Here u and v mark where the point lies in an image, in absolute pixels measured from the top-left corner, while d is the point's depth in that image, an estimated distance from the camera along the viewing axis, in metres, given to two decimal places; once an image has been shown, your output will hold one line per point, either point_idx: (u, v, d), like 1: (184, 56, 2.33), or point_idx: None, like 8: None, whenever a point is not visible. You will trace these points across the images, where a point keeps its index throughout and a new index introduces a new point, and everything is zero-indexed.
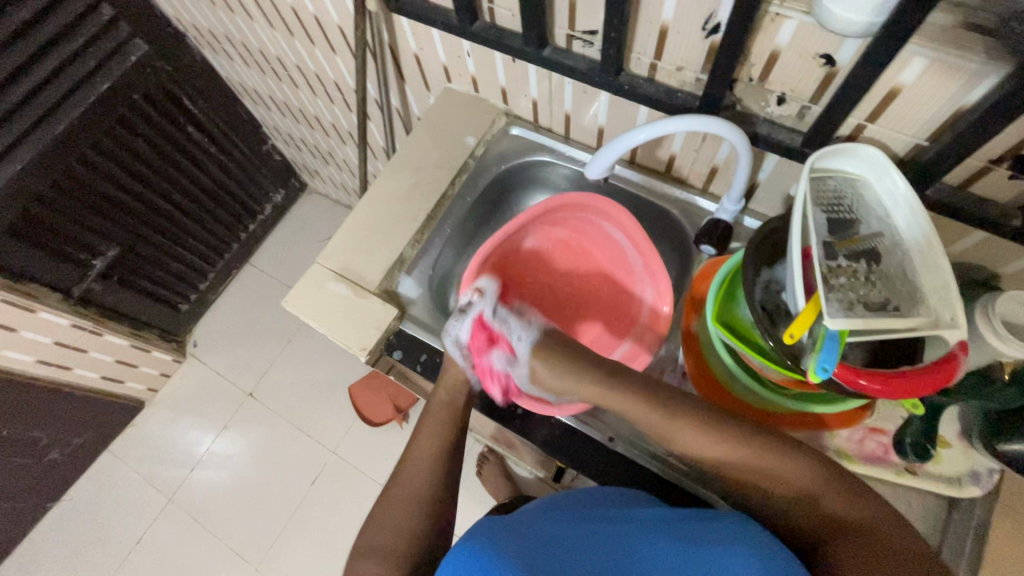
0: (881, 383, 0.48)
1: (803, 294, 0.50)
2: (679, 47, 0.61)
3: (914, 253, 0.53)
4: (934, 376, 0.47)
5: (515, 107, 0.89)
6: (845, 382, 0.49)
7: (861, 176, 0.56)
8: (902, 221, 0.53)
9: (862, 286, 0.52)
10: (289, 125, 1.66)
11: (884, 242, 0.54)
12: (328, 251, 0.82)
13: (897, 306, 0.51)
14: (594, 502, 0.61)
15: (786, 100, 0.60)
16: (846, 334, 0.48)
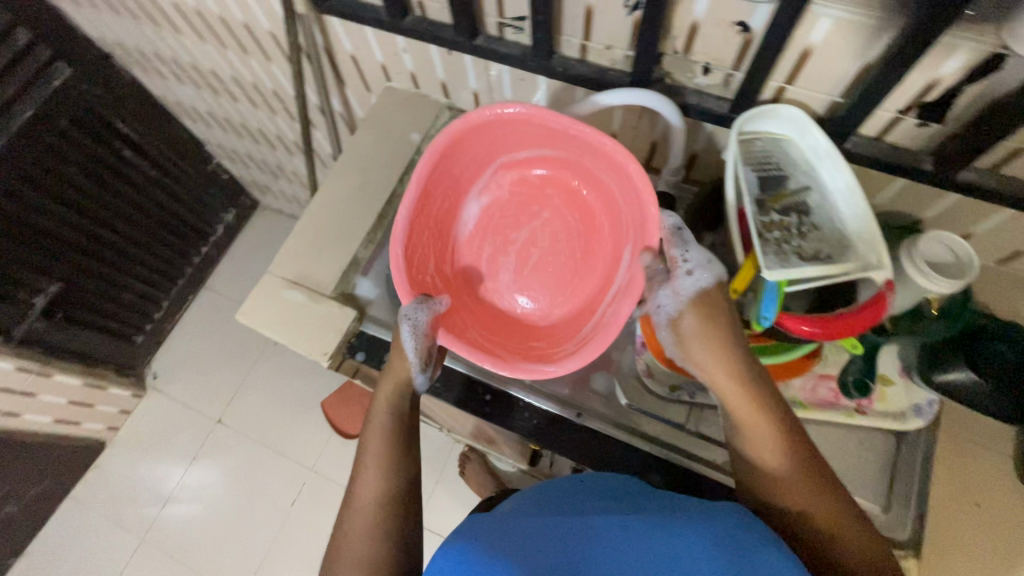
0: (820, 326, 0.50)
1: (744, 250, 0.53)
2: (605, 26, 0.63)
3: (839, 203, 0.56)
4: (866, 315, 0.50)
5: (458, 100, 0.89)
6: (790, 330, 0.51)
7: (785, 136, 0.58)
8: (826, 173, 0.56)
9: (795, 239, 0.55)
10: (233, 141, 1.61)
11: (811, 196, 0.58)
12: (279, 259, 0.80)
13: (829, 254, 0.54)
14: (594, 493, 0.60)
15: (711, 70, 0.62)
16: (785, 284, 0.51)
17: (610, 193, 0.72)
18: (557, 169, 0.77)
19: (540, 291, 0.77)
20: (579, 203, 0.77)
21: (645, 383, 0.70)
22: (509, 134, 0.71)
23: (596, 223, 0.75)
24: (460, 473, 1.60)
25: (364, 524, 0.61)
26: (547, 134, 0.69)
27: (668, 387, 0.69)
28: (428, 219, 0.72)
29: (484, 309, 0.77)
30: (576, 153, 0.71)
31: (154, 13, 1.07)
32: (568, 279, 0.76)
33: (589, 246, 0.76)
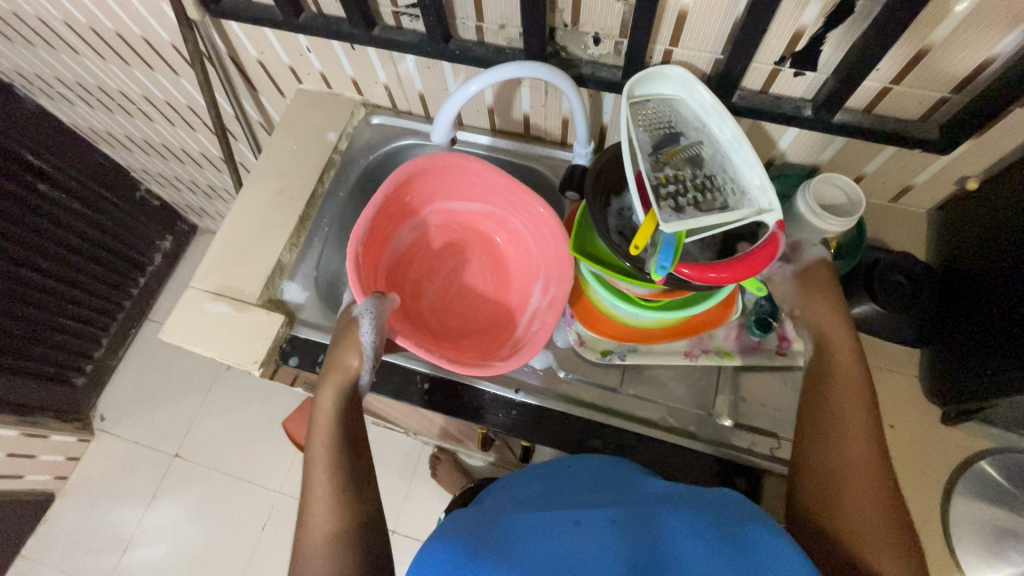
0: (726, 271, 0.52)
1: (644, 206, 0.53)
2: (495, 5, 0.63)
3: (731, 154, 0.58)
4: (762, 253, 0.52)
5: (372, 96, 0.89)
6: (698, 279, 0.53)
7: (676, 96, 0.60)
8: (716, 128, 0.59)
9: (691, 190, 0.55)
10: (157, 164, 1.56)
11: (703, 148, 0.59)
12: (199, 272, 0.78)
13: (724, 203, 0.55)
14: (585, 482, 0.58)
15: (601, 40, 0.64)
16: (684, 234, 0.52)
17: (531, 256, 0.78)
18: (487, 225, 0.82)
19: (461, 326, 0.79)
20: (498, 257, 0.82)
21: (578, 352, 0.71)
22: (474, 181, 0.76)
23: (510, 281, 0.80)
24: (432, 474, 1.59)
25: (323, 531, 0.56)
26: (506, 192, 0.74)
27: (600, 353, 0.71)
28: (376, 240, 0.74)
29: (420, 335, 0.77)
30: (505, 212, 0.78)
31: (47, 35, 1.02)
32: (474, 322, 0.79)
33: (498, 298, 0.81)
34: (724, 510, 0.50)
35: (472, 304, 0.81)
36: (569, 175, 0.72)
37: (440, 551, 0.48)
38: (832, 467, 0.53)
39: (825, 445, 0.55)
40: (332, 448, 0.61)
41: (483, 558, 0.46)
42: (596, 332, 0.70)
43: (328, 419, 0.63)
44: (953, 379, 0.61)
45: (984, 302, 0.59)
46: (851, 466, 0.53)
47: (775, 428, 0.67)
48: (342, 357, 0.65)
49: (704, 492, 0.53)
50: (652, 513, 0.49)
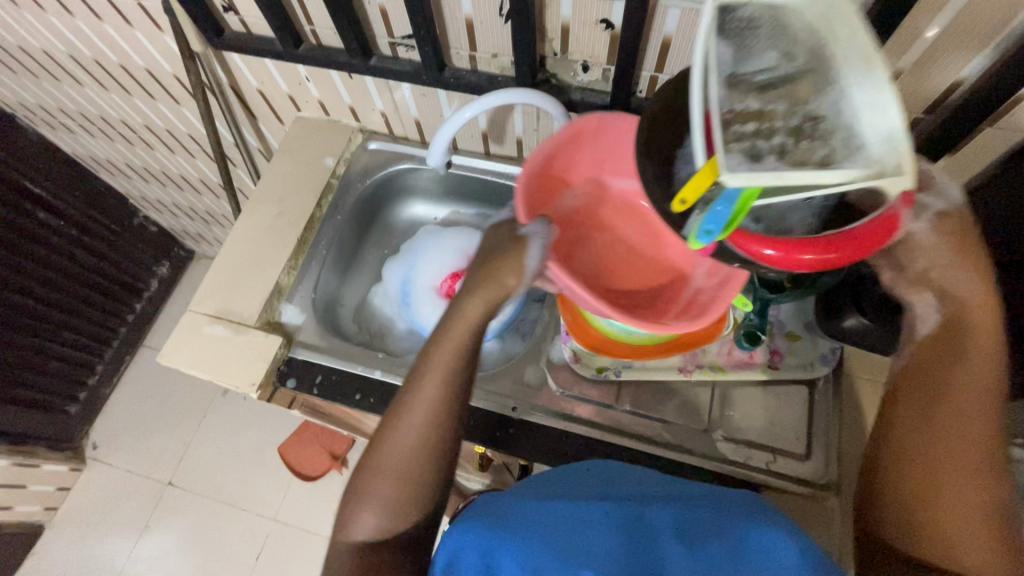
0: (825, 251, 0.40)
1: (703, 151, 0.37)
2: (487, 36, 0.66)
3: (854, 90, 0.38)
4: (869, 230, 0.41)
5: (369, 122, 0.91)
6: (783, 263, 0.41)
7: (780, 2, 0.40)
8: (838, 51, 0.39)
9: (780, 136, 0.38)
10: (156, 191, 1.57)
11: (798, 87, 0.39)
12: (199, 295, 0.79)
13: (827, 158, 0.37)
14: (607, 477, 0.56)
15: (589, 67, 0.67)
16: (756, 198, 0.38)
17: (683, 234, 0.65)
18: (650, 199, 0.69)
19: (648, 304, 0.66)
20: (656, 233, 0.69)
21: (573, 368, 0.72)
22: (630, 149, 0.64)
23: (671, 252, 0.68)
24: None
25: (386, 502, 0.51)
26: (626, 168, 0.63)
27: (595, 369, 0.71)
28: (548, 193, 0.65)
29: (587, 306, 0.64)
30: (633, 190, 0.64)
31: (52, 68, 1.05)
32: (641, 295, 0.68)
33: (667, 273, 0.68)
34: (732, 506, 0.50)
35: (664, 272, 0.69)
36: None
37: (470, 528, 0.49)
38: (926, 476, 0.49)
39: (929, 463, 0.49)
40: (412, 443, 0.52)
41: (516, 544, 0.46)
42: (591, 349, 0.71)
43: (415, 385, 0.53)
44: None
45: None
46: (959, 488, 0.48)
47: (770, 441, 0.67)
48: (450, 319, 0.55)
49: (719, 494, 0.53)
50: (666, 511, 0.49)
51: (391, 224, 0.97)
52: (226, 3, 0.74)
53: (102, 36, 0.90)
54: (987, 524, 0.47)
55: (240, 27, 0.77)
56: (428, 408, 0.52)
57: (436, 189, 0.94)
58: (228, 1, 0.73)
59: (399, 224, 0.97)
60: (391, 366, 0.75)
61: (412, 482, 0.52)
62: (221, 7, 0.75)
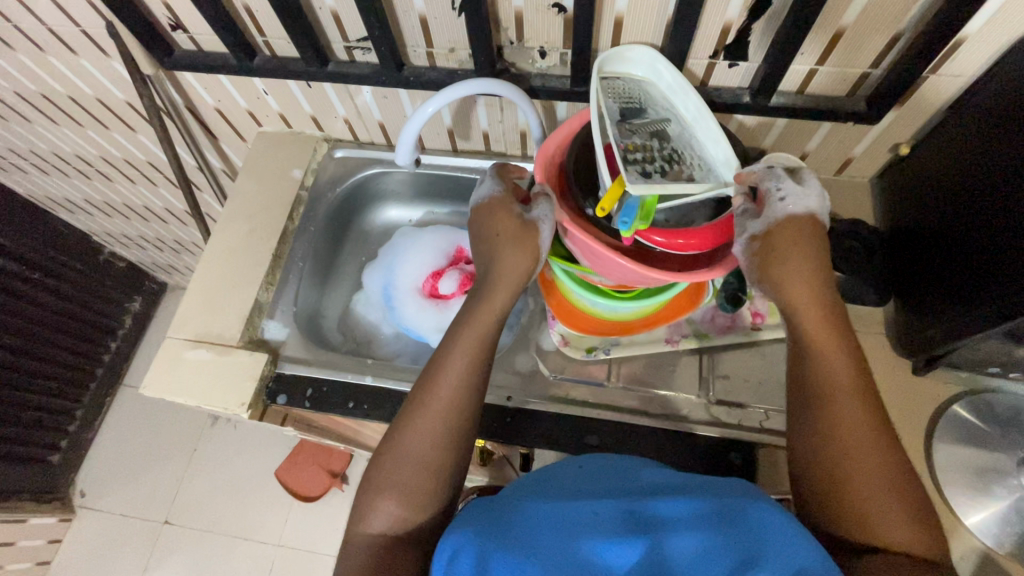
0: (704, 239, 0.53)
1: (609, 174, 0.53)
2: (443, 31, 0.67)
3: (698, 131, 0.58)
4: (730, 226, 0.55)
5: (333, 131, 0.90)
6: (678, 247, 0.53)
7: (644, 78, 0.60)
8: (684, 106, 0.59)
9: (659, 161, 0.55)
10: (119, 224, 1.53)
11: (671, 126, 0.58)
12: (176, 322, 0.77)
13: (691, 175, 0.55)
14: (607, 479, 0.55)
15: (547, 53, 0.67)
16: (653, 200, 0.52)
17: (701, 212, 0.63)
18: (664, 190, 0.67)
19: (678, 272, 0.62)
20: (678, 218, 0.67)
21: (563, 351, 0.73)
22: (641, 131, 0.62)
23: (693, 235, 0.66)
24: None
25: (407, 488, 0.53)
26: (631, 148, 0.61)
27: (586, 350, 0.72)
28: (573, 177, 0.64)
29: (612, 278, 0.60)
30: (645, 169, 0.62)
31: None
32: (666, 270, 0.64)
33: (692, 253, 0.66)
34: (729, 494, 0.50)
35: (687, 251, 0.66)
36: None
37: (464, 539, 0.48)
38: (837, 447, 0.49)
39: (825, 440, 0.50)
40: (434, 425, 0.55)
41: (514, 554, 0.45)
42: (580, 331, 0.72)
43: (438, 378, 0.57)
44: (918, 331, 0.65)
45: (933, 255, 0.63)
46: (860, 458, 0.49)
47: (762, 401, 0.69)
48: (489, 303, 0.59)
49: (719, 488, 0.52)
50: (667, 508, 0.49)
51: (365, 231, 0.96)
52: (173, 21, 0.73)
53: (46, 68, 0.87)
54: (897, 491, 0.47)
55: (191, 45, 0.76)
56: (453, 397, 0.55)
57: (407, 191, 0.94)
58: (176, 19, 0.72)
59: (374, 230, 0.97)
60: (383, 370, 0.75)
61: (433, 467, 0.54)
62: (168, 26, 0.74)
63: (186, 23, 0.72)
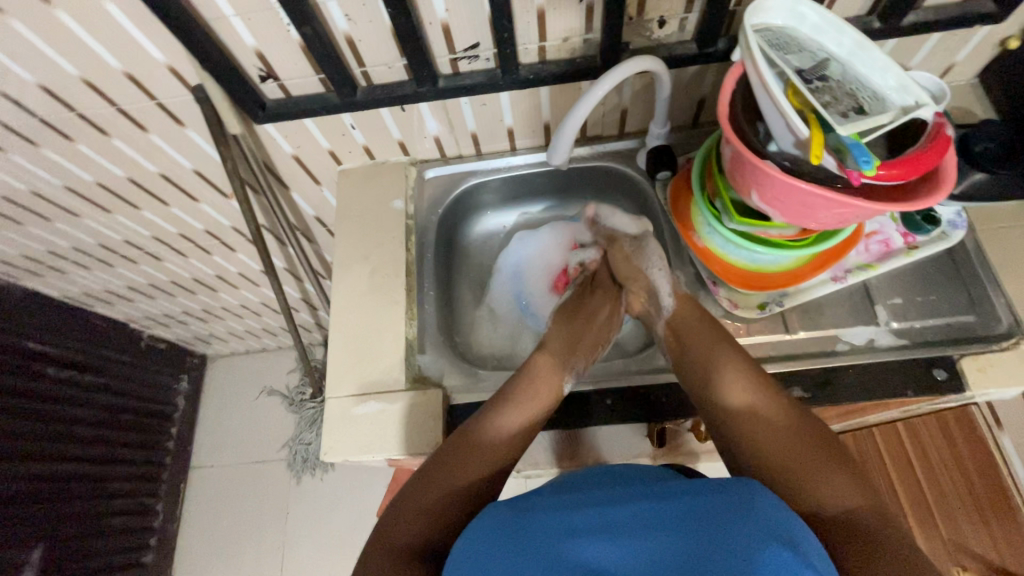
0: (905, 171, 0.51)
1: (802, 124, 0.52)
2: (560, 21, 0.65)
3: (858, 65, 0.58)
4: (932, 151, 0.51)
5: (420, 153, 0.87)
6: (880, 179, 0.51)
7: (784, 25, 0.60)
8: (835, 45, 0.58)
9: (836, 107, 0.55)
10: (159, 305, 1.45)
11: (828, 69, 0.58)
12: (332, 380, 0.74)
13: (870, 111, 0.55)
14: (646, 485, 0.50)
15: (666, 21, 0.66)
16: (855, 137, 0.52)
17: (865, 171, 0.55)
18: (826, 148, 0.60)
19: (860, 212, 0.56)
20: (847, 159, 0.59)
21: (736, 315, 0.73)
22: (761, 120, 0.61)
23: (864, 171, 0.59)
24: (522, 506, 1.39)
25: (410, 517, 0.53)
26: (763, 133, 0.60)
27: (758, 308, 0.72)
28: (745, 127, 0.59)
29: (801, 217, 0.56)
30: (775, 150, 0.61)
31: (42, 210, 0.95)
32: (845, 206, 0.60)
33: None
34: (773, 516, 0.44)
35: None
36: (656, 157, 0.77)
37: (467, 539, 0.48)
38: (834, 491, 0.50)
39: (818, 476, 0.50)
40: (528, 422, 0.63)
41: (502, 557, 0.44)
42: (749, 291, 0.72)
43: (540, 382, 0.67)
44: None
45: None
46: (792, 450, 0.52)
47: (941, 314, 0.70)
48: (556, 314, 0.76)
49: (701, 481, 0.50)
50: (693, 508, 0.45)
51: (467, 246, 0.94)
52: (264, 72, 0.69)
53: (109, 154, 0.82)
54: (824, 460, 0.51)
55: (280, 93, 0.72)
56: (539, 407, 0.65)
57: (502, 197, 0.92)
58: (267, 69, 0.68)
59: (475, 243, 0.94)
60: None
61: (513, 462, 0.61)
62: (257, 78, 0.70)
63: (279, 70, 0.69)
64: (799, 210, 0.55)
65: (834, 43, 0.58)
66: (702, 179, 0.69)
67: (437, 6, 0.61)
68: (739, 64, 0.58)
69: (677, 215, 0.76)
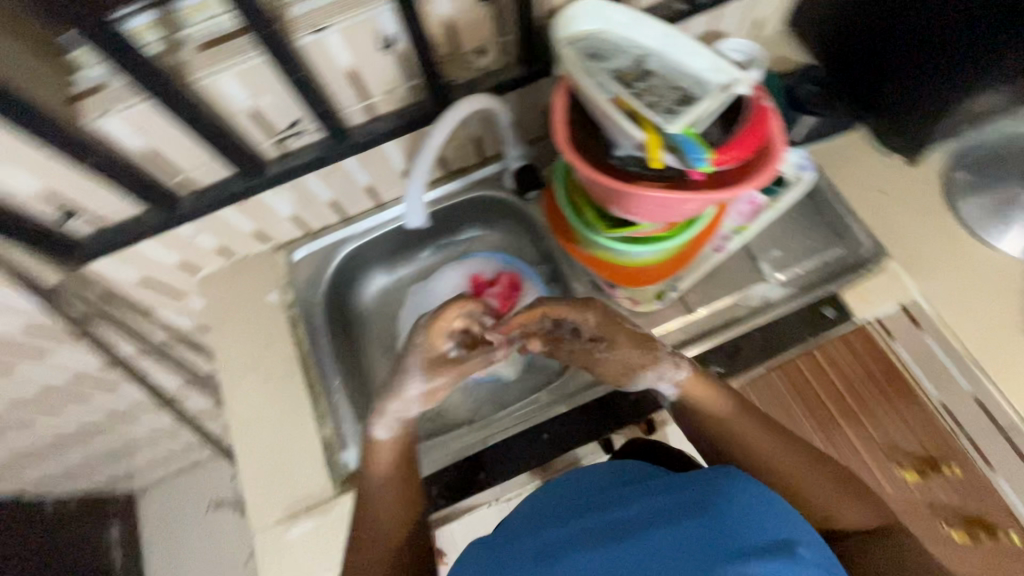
0: (739, 152, 0.54)
1: (635, 128, 0.53)
2: (375, 77, 0.61)
3: (675, 53, 0.59)
4: (756, 125, 0.54)
5: (282, 235, 0.81)
6: (721, 164, 0.53)
7: (597, 31, 0.60)
8: (648, 40, 0.59)
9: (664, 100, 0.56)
10: (54, 464, 1.28)
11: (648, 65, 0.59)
12: (252, 512, 0.67)
13: (696, 97, 0.57)
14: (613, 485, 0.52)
15: (485, 49, 0.64)
16: (686, 130, 0.53)
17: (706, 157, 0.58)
18: None
19: None
20: None
21: (640, 311, 0.74)
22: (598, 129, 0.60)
23: None
24: None
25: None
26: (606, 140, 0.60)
27: (656, 298, 0.73)
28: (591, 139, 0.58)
29: (667, 215, 0.57)
30: None
31: None
32: None
33: None
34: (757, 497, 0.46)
35: None
36: (519, 180, 0.78)
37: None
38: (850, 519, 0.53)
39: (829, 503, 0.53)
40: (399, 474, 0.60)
41: None
42: (643, 286, 0.71)
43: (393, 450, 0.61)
44: (904, 131, 0.73)
45: (890, 70, 0.70)
46: (841, 490, 0.54)
47: (816, 254, 0.74)
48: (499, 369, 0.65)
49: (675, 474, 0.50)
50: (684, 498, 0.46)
51: (364, 312, 0.88)
52: (64, 211, 0.60)
53: None
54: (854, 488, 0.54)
55: (93, 226, 0.64)
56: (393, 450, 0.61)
57: (386, 253, 0.88)
58: (66, 207, 0.60)
59: (373, 307, 0.89)
60: (457, 443, 0.70)
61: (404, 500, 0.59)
62: (59, 218, 0.61)
63: (81, 205, 0.61)
64: (661, 211, 0.56)
65: (647, 39, 0.59)
66: (567, 193, 0.68)
67: (236, 95, 0.56)
68: (567, 83, 0.58)
69: (558, 230, 0.73)
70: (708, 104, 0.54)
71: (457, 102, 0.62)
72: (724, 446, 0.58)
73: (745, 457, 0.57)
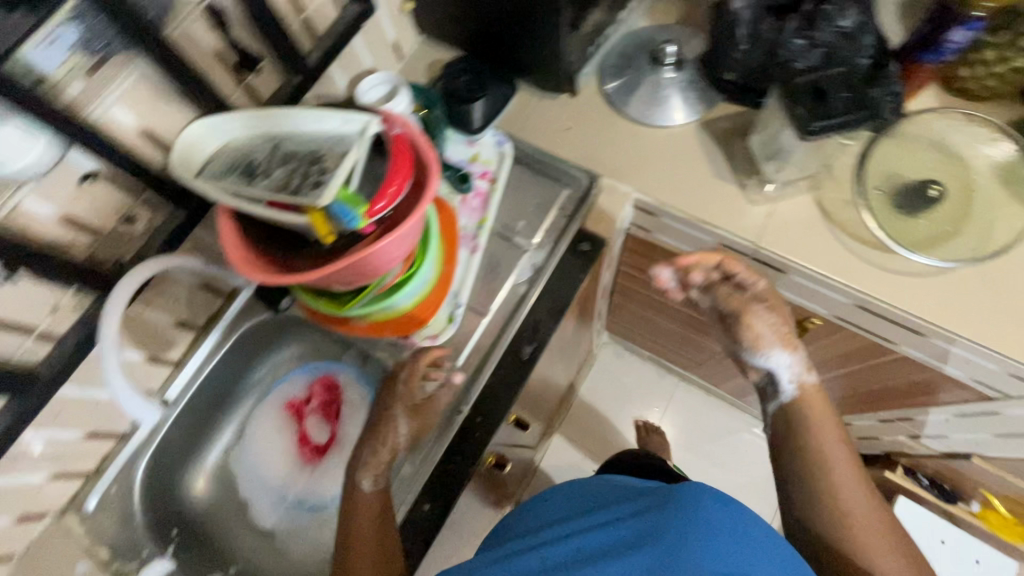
0: (400, 176, 0.55)
1: (295, 216, 0.52)
2: (23, 306, 0.55)
3: (305, 122, 0.59)
4: (399, 147, 0.56)
5: (59, 501, 0.70)
6: (393, 197, 0.55)
7: (228, 142, 0.60)
8: (275, 124, 0.59)
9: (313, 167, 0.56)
10: None
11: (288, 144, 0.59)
12: None
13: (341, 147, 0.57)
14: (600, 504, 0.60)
15: (131, 215, 0.61)
16: (341, 189, 0.53)
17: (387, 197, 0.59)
18: None
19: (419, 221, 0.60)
20: None
21: (443, 340, 0.75)
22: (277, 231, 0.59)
23: None
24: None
25: None
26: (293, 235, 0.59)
27: (448, 321, 0.74)
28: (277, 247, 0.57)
29: (386, 262, 0.57)
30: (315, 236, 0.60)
31: None
32: None
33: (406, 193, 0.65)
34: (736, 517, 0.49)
35: None
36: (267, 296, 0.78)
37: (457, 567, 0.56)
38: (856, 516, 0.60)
39: (836, 503, 0.61)
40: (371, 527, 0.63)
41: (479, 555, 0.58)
42: (430, 320, 0.72)
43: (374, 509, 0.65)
44: (547, 75, 0.81)
45: (504, 36, 0.78)
46: (852, 487, 0.62)
47: (551, 206, 0.80)
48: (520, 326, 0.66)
49: (667, 493, 0.54)
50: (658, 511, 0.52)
51: (206, 510, 0.79)
52: None
53: None
54: (863, 482, 0.62)
55: None
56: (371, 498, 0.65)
57: (191, 439, 0.80)
58: None
59: (213, 499, 0.80)
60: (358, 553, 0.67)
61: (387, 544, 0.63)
62: None
63: None
64: (376, 264, 0.56)
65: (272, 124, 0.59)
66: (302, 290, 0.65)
67: None
68: (220, 207, 0.56)
69: (324, 323, 0.70)
70: (346, 153, 0.54)
71: (116, 283, 0.59)
72: (780, 432, 0.68)
73: (798, 453, 0.65)
